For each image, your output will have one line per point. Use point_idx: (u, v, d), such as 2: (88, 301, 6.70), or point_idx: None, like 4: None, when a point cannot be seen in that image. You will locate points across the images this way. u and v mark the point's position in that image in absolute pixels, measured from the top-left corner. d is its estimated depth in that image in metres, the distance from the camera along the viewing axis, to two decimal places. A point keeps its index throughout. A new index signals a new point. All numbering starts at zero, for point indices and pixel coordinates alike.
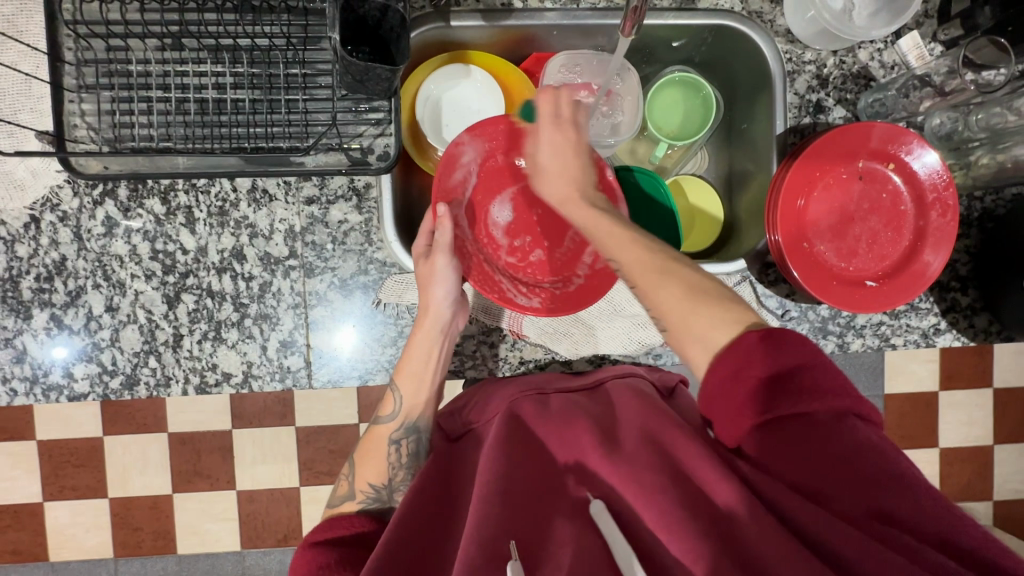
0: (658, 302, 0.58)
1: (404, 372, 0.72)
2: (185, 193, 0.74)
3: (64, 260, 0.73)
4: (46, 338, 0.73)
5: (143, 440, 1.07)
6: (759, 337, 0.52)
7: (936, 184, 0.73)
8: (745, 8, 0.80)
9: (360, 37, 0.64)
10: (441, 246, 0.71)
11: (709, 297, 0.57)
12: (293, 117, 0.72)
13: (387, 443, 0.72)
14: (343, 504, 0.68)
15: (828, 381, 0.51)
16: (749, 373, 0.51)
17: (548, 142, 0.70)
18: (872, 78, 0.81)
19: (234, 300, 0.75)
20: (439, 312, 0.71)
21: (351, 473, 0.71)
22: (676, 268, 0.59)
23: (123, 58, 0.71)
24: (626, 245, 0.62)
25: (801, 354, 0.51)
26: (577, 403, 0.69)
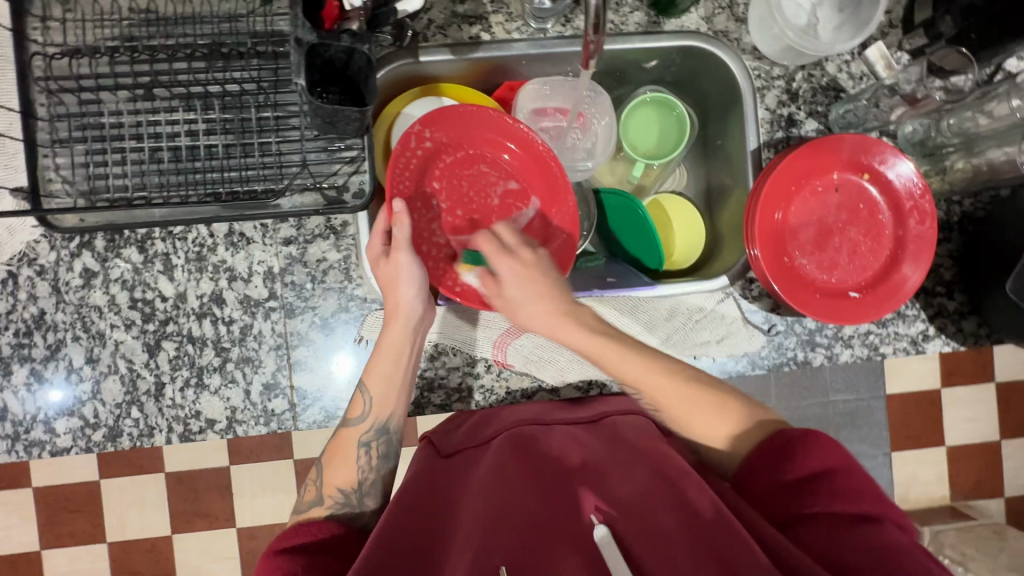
0: (671, 412, 0.66)
1: (373, 375, 0.69)
2: (162, 241, 0.74)
3: (43, 313, 0.73)
4: (28, 394, 0.73)
5: (139, 482, 1.06)
6: (779, 445, 0.59)
7: (912, 191, 0.73)
8: (711, 28, 0.80)
9: (328, 77, 0.65)
10: (399, 245, 0.68)
11: (733, 416, 0.64)
12: (267, 159, 0.73)
13: (356, 445, 0.68)
14: (312, 509, 0.65)
15: (860, 485, 0.54)
16: (782, 470, 0.57)
17: (518, 270, 0.67)
18: (842, 89, 0.81)
19: (215, 345, 0.74)
20: (409, 310, 0.69)
21: (319, 477, 0.67)
22: (701, 394, 0.65)
23: (96, 110, 0.72)
24: (641, 374, 0.65)
25: (833, 459, 0.56)
26: (575, 436, 0.69)
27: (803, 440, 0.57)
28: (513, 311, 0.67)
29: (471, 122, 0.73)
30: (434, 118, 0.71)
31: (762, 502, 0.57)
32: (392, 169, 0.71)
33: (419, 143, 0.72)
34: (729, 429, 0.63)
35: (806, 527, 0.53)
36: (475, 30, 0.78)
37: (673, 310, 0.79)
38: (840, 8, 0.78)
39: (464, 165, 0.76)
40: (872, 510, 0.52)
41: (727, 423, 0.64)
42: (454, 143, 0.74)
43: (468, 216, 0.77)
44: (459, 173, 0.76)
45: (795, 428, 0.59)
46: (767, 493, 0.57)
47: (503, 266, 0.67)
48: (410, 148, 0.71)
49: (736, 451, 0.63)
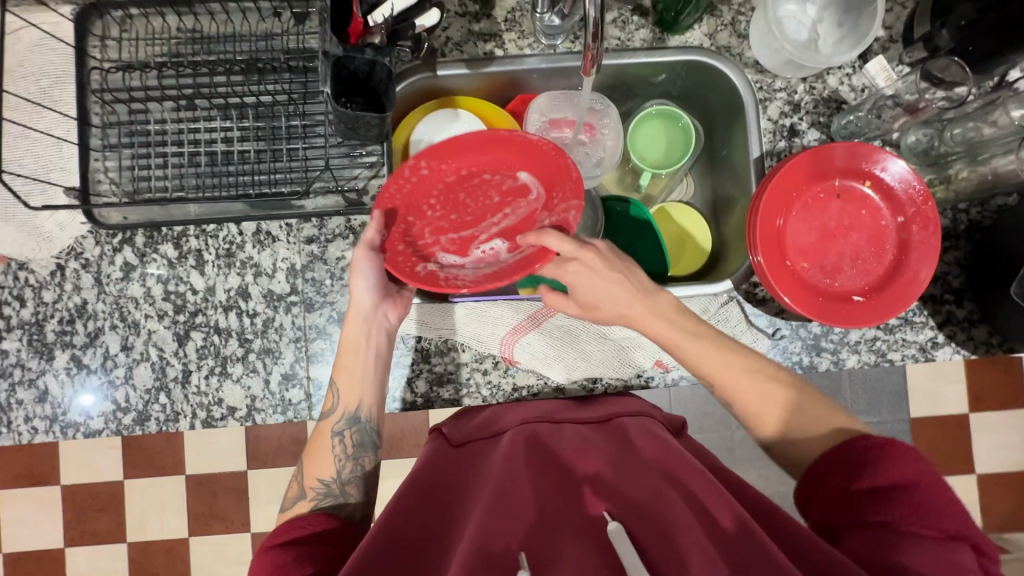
0: (742, 404, 0.71)
1: (338, 367, 0.73)
2: (196, 238, 0.79)
3: (85, 304, 0.79)
4: (67, 378, 0.78)
5: (158, 484, 1.09)
6: (849, 453, 0.61)
7: (913, 197, 0.75)
8: (714, 44, 0.84)
9: (352, 89, 0.70)
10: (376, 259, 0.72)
11: (811, 412, 0.67)
12: (294, 163, 0.79)
13: (330, 436, 0.70)
14: (296, 505, 0.66)
15: (934, 501, 0.54)
16: (855, 478, 0.58)
17: (589, 277, 0.71)
18: (844, 101, 0.84)
19: (239, 336, 0.79)
20: (360, 302, 0.72)
21: (300, 472, 0.69)
22: (754, 372, 0.70)
23: (143, 119, 0.79)
24: (739, 379, 0.70)
25: (912, 471, 0.56)
26: (587, 436, 0.69)
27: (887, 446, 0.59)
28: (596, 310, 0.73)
29: (468, 146, 0.72)
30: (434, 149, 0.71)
31: (827, 510, 0.59)
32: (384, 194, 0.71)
33: (416, 171, 0.71)
34: (786, 420, 0.68)
35: (860, 531, 0.54)
36: (489, 47, 0.83)
37: None
38: (840, 23, 0.81)
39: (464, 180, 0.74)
40: (950, 529, 0.52)
41: (790, 414, 0.68)
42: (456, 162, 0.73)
43: (462, 219, 0.76)
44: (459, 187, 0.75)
45: (875, 440, 0.60)
46: (829, 504, 0.59)
47: (574, 276, 0.70)
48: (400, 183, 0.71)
49: (803, 444, 0.66)
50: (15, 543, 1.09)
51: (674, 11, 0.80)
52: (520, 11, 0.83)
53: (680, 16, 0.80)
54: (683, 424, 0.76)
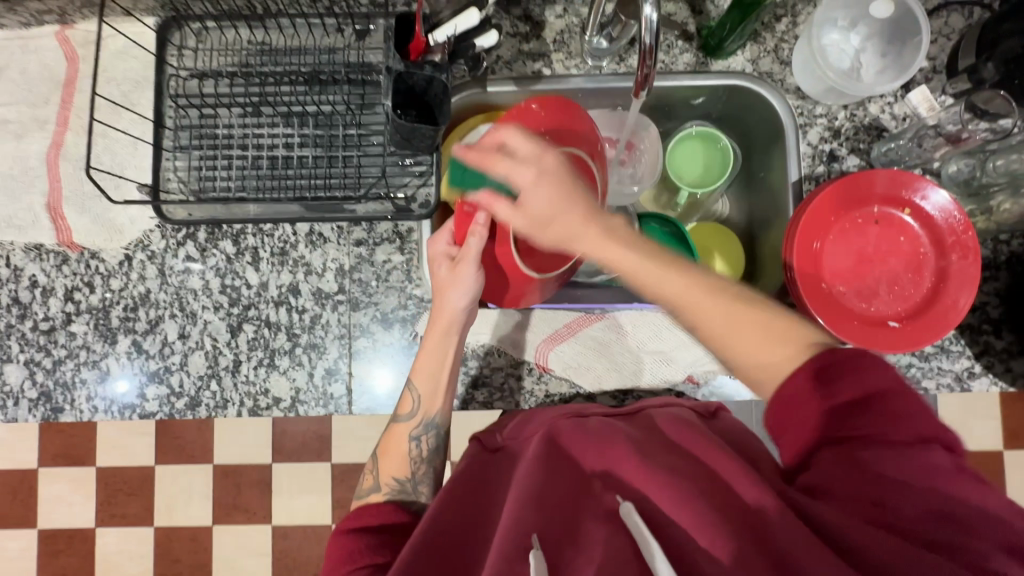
0: (693, 316, 0.56)
1: (420, 372, 0.74)
2: (253, 236, 0.84)
3: (148, 293, 0.84)
4: (126, 362, 0.83)
5: (187, 472, 1.10)
6: (831, 364, 0.50)
7: (954, 226, 0.75)
8: (756, 69, 0.86)
9: (408, 102, 0.74)
10: (468, 258, 0.68)
11: (774, 334, 0.54)
12: (348, 170, 0.83)
13: (407, 439, 0.72)
14: (370, 495, 0.68)
15: (909, 404, 0.47)
16: (827, 396, 0.49)
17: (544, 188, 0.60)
18: (884, 129, 0.85)
19: (287, 330, 0.83)
20: (453, 316, 0.72)
21: (375, 467, 0.71)
22: (738, 310, 0.56)
23: (211, 124, 0.85)
24: (678, 287, 0.57)
25: (884, 380, 0.48)
26: (615, 427, 0.65)
27: (860, 359, 0.50)
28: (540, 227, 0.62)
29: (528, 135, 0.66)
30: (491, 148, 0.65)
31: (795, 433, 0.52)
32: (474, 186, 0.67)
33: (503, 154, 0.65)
34: (723, 322, 0.55)
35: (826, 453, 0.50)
36: (537, 65, 0.87)
37: None
38: (883, 53, 0.83)
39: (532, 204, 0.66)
40: (923, 431, 0.47)
41: (761, 341, 0.54)
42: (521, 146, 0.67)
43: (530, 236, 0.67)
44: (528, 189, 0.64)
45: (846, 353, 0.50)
46: (803, 426, 0.51)
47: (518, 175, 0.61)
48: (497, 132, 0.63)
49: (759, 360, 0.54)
50: (51, 520, 1.12)
51: (718, 38, 0.83)
52: (568, 33, 0.87)
53: (724, 43, 0.83)
54: (720, 405, 0.71)
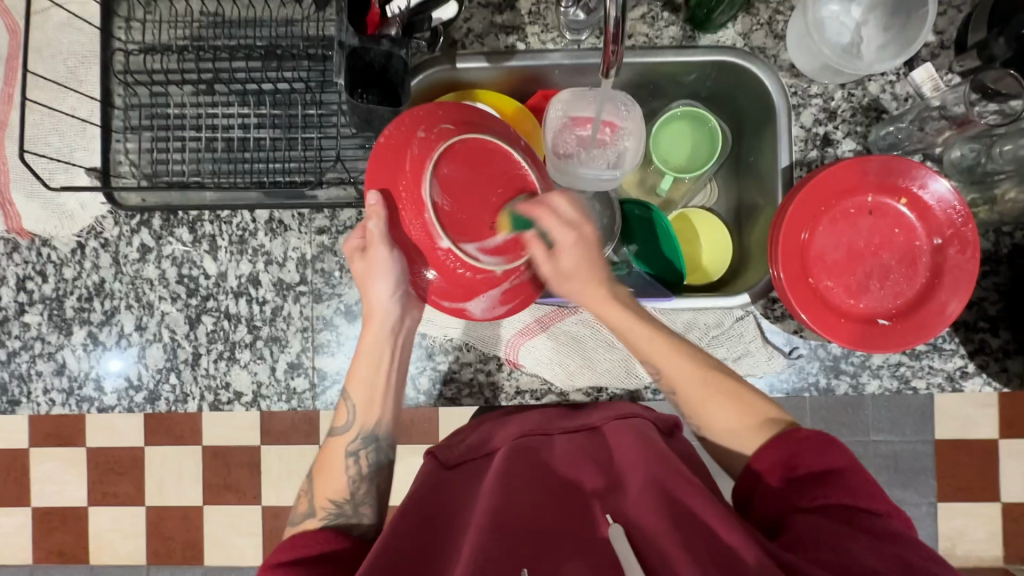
0: (679, 390, 0.67)
1: (355, 378, 0.71)
2: (210, 224, 0.80)
3: (103, 282, 0.81)
4: (85, 353, 0.80)
5: (179, 454, 1.06)
6: (785, 443, 0.58)
7: (953, 219, 0.70)
8: (748, 44, 0.80)
9: (368, 80, 0.68)
10: (375, 241, 0.59)
11: (741, 402, 0.65)
12: (308, 153, 0.78)
13: (344, 455, 0.69)
14: (305, 522, 0.64)
15: (864, 485, 0.54)
16: (796, 467, 0.57)
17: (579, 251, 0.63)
18: (884, 110, 0.79)
19: (248, 323, 0.80)
20: (385, 311, 0.68)
21: (310, 489, 0.68)
22: (717, 379, 0.66)
23: (163, 102, 0.79)
24: (669, 355, 0.67)
25: (845, 460, 0.56)
26: (579, 444, 0.68)
27: (822, 443, 0.57)
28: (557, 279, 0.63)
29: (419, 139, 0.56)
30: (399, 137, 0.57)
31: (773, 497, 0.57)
32: (383, 159, 0.57)
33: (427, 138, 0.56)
34: (704, 395, 0.65)
35: (803, 517, 0.53)
36: (511, 40, 0.80)
37: (689, 324, 0.80)
38: (886, 27, 0.76)
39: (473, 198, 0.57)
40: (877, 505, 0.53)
41: (746, 419, 0.63)
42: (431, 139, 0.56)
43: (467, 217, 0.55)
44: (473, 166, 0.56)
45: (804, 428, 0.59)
46: (776, 493, 0.57)
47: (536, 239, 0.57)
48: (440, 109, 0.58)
49: (727, 439, 0.63)
50: (44, 498, 1.08)
51: (706, 8, 0.76)
52: (544, 4, 0.80)
53: (713, 14, 0.76)
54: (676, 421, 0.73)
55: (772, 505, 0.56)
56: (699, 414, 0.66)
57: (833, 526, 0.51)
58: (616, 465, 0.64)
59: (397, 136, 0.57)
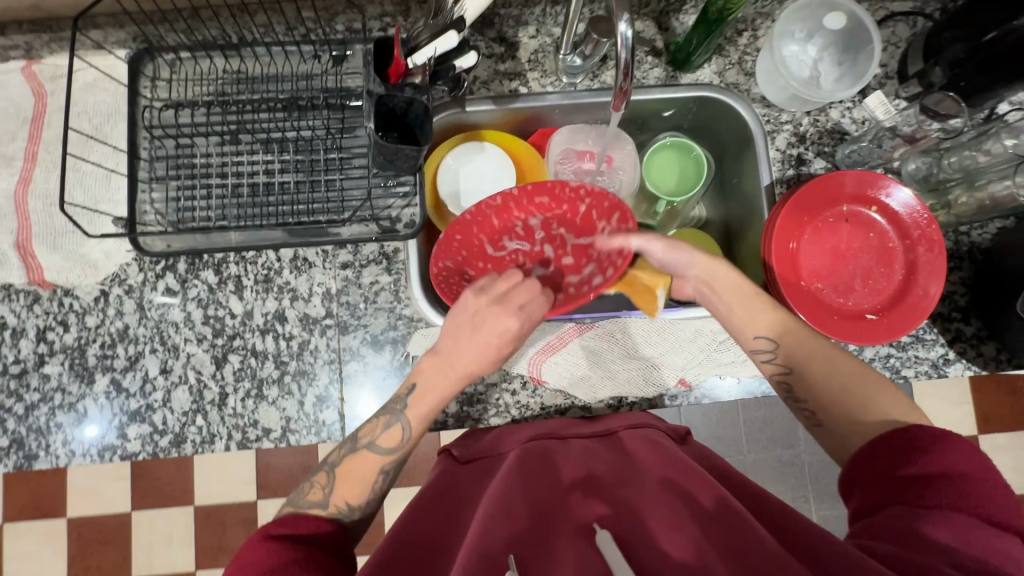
0: (807, 368, 0.67)
1: (418, 402, 0.66)
2: (236, 264, 0.83)
3: (127, 328, 0.81)
4: (76, 421, 0.80)
5: (166, 517, 1.03)
6: (898, 441, 0.57)
7: (918, 221, 0.79)
8: (723, 81, 0.90)
9: (390, 124, 0.75)
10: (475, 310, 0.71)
11: (873, 389, 0.63)
12: (331, 194, 0.83)
13: (377, 471, 0.64)
14: (312, 508, 0.61)
15: (973, 491, 0.51)
16: (904, 462, 0.55)
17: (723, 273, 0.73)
18: (846, 132, 0.90)
19: (275, 359, 0.81)
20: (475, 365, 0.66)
21: (328, 482, 0.63)
22: (839, 361, 0.66)
23: (188, 153, 0.84)
24: (784, 333, 0.69)
25: (963, 463, 0.53)
26: (591, 446, 0.71)
27: (939, 441, 0.55)
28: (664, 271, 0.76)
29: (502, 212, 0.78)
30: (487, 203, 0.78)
31: (869, 489, 0.56)
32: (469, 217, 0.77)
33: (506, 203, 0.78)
34: (825, 361, 0.67)
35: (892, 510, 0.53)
36: (514, 84, 0.89)
37: (699, 332, 0.83)
38: (839, 62, 0.87)
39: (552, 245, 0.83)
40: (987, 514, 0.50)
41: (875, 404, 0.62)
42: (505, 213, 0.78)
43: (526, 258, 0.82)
44: (566, 228, 0.82)
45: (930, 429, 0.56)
46: (877, 480, 0.56)
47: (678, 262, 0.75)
48: (552, 188, 0.78)
49: (864, 412, 0.62)
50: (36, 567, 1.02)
51: (685, 52, 0.86)
52: (542, 52, 0.89)
53: (692, 57, 0.86)
54: (686, 430, 0.77)
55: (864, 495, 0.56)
56: (812, 386, 0.67)
57: (917, 514, 0.51)
58: (629, 465, 0.66)
59: (478, 211, 0.77)
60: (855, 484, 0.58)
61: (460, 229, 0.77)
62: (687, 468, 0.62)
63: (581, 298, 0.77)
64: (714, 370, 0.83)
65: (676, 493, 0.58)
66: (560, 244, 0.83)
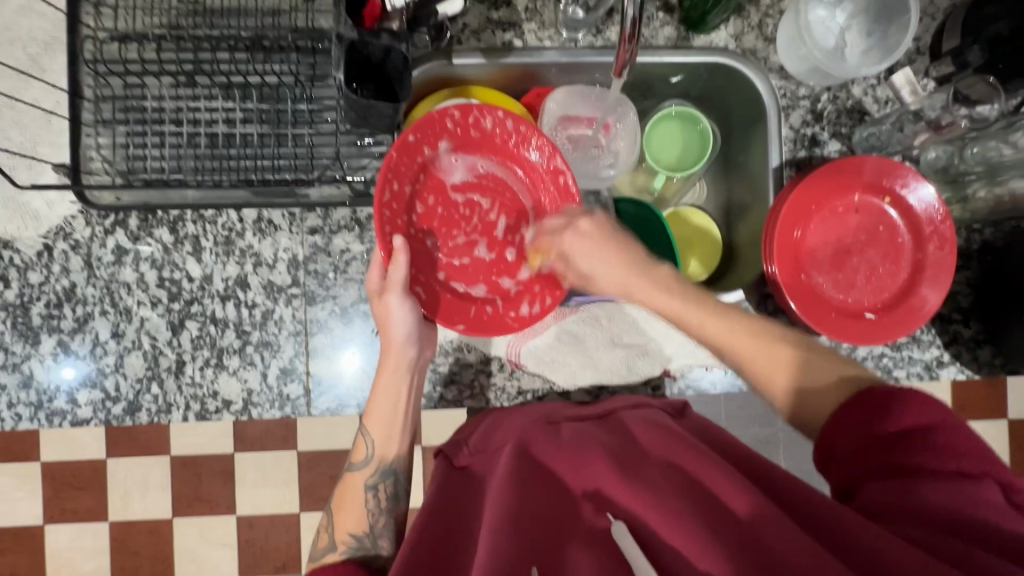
0: (732, 353, 0.64)
1: (373, 416, 0.70)
2: (193, 224, 0.76)
3: (74, 287, 0.75)
4: (52, 363, 0.75)
5: (145, 464, 1.00)
6: (863, 400, 0.55)
7: (932, 217, 0.74)
8: (739, 46, 0.82)
9: (364, 74, 0.66)
10: (392, 286, 0.67)
11: (796, 362, 0.62)
12: (299, 150, 0.76)
13: (363, 490, 0.69)
14: (325, 557, 0.65)
15: (953, 442, 0.49)
16: (876, 422, 0.53)
17: (585, 241, 0.68)
18: (867, 113, 0.83)
19: (236, 328, 0.76)
20: (402, 351, 0.70)
21: (329, 524, 0.67)
22: (761, 334, 0.64)
23: (139, 94, 0.75)
24: (699, 321, 0.65)
25: (927, 412, 0.51)
26: (588, 432, 0.66)
27: (900, 394, 0.53)
28: (595, 280, 0.69)
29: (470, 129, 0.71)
30: (441, 116, 0.69)
31: (851, 463, 0.53)
32: (427, 121, 0.68)
33: (460, 120, 0.70)
34: (760, 350, 0.63)
35: (879, 484, 0.50)
36: (508, 36, 0.79)
37: None
38: (868, 32, 0.79)
39: (510, 223, 0.76)
40: (971, 466, 0.48)
41: (807, 377, 0.61)
42: (472, 133, 0.71)
43: (472, 216, 0.75)
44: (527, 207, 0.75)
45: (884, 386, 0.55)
46: (851, 450, 0.53)
47: (571, 240, 0.69)
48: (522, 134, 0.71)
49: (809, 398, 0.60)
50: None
51: (701, 10, 0.77)
52: None
53: (707, 16, 0.77)
54: (684, 403, 0.73)
55: (841, 471, 0.54)
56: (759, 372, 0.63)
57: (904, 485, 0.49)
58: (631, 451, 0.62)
59: (460, 117, 0.69)
60: (830, 462, 0.55)
61: (431, 131, 0.69)
62: (687, 446, 0.57)
63: (502, 323, 0.70)
64: (701, 362, 0.79)
65: (680, 478, 0.54)
66: (515, 225, 0.76)
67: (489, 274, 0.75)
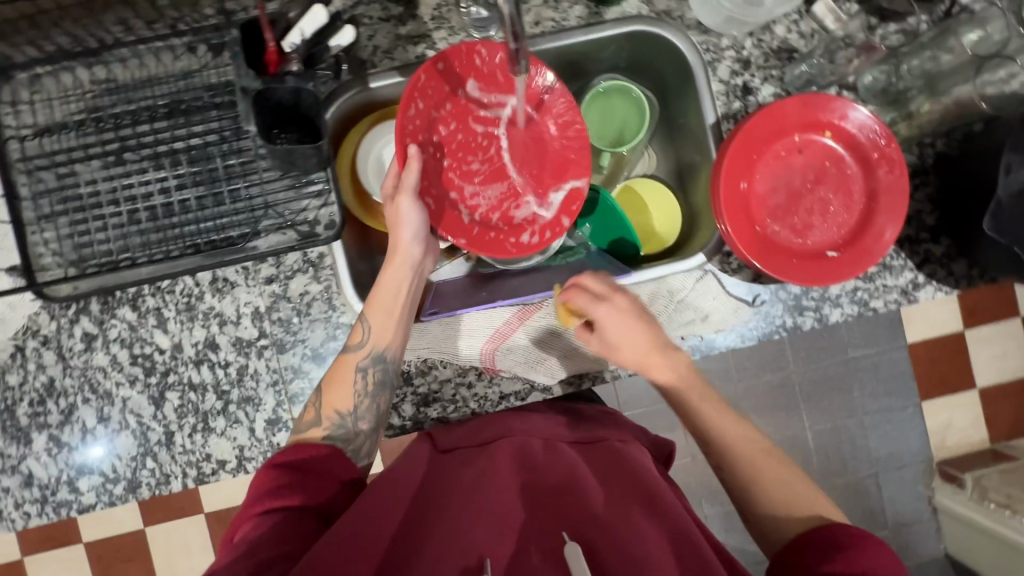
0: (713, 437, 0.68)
1: (375, 306, 0.69)
2: (152, 296, 0.77)
3: (53, 381, 0.77)
4: (49, 458, 0.77)
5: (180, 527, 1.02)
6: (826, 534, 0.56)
7: (876, 142, 0.73)
8: (653, 10, 0.81)
9: (283, 119, 0.68)
10: (404, 189, 0.68)
11: (765, 452, 0.66)
12: (238, 205, 0.76)
13: (355, 370, 0.67)
14: (309, 431, 0.64)
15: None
16: (827, 554, 0.54)
17: (621, 317, 0.68)
18: (795, 49, 0.81)
19: (215, 390, 0.77)
20: (408, 249, 0.69)
21: (318, 400, 0.66)
22: (731, 418, 0.68)
23: (73, 183, 0.75)
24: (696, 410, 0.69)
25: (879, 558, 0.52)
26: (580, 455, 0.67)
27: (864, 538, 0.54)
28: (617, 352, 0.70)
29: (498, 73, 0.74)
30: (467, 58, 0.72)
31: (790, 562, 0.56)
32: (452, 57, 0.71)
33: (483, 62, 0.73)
34: (722, 427, 0.68)
35: None
36: (420, 49, 0.79)
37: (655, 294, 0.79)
38: None
39: (523, 152, 0.77)
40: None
41: (762, 458, 0.66)
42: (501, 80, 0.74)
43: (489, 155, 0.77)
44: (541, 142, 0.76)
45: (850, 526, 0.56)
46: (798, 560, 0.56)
47: (607, 317, 0.68)
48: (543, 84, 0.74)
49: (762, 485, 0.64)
50: None
51: None
52: (445, 7, 0.79)
53: None
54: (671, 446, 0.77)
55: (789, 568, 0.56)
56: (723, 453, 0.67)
57: None
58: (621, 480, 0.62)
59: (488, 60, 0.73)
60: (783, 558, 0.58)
61: (455, 64, 0.72)
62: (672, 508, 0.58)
63: (500, 246, 0.73)
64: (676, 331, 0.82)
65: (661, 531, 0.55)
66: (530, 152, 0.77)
67: (501, 200, 0.77)
